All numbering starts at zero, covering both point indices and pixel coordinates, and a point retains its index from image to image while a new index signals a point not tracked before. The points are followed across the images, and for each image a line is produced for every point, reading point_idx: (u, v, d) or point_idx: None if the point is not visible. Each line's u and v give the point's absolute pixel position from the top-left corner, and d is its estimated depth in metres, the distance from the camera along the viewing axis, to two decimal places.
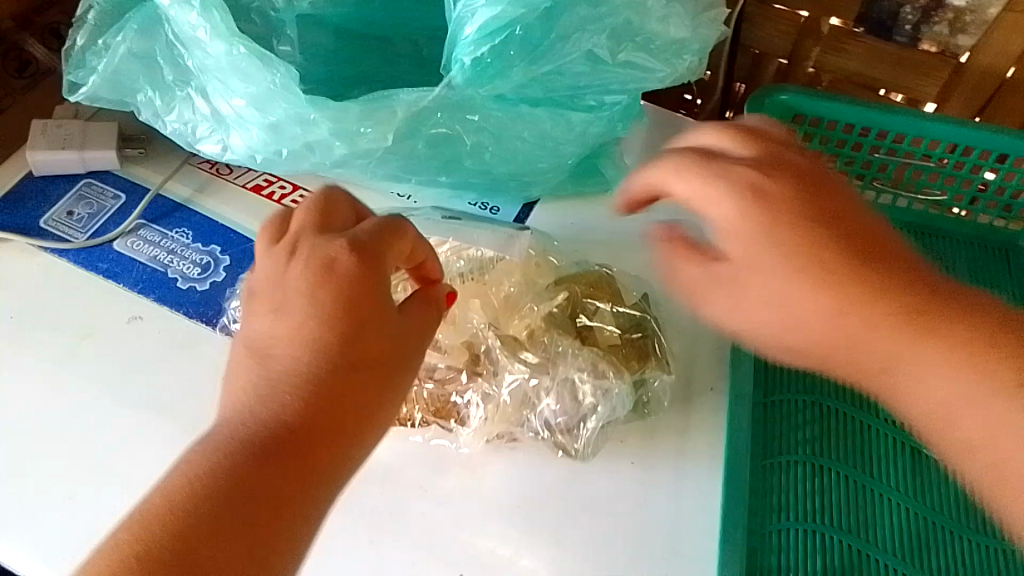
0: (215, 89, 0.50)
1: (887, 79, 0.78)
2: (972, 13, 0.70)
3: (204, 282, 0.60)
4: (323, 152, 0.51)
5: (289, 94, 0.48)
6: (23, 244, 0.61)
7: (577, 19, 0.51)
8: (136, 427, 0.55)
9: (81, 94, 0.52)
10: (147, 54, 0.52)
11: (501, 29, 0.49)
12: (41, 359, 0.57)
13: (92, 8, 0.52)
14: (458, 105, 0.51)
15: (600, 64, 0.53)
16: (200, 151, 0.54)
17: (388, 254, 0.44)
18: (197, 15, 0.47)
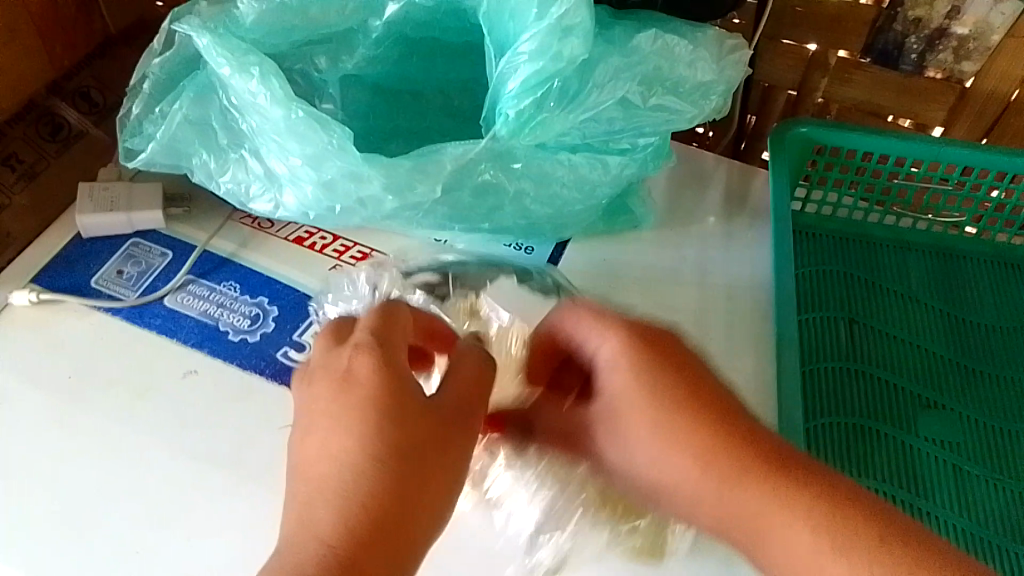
0: (269, 150, 0.53)
1: (894, 106, 0.81)
2: (975, 41, 0.73)
3: (255, 334, 0.63)
4: (374, 207, 0.53)
5: (343, 153, 0.50)
6: (75, 304, 0.63)
7: (612, 68, 0.54)
8: (202, 479, 0.56)
9: (138, 160, 0.55)
10: (200, 119, 0.55)
11: (541, 84, 0.51)
12: (102, 416, 0.58)
13: (146, 78, 0.55)
14: (500, 155, 0.54)
15: (632, 109, 0.55)
16: (251, 211, 0.57)
17: (396, 342, 0.45)
18: (256, 82, 0.51)
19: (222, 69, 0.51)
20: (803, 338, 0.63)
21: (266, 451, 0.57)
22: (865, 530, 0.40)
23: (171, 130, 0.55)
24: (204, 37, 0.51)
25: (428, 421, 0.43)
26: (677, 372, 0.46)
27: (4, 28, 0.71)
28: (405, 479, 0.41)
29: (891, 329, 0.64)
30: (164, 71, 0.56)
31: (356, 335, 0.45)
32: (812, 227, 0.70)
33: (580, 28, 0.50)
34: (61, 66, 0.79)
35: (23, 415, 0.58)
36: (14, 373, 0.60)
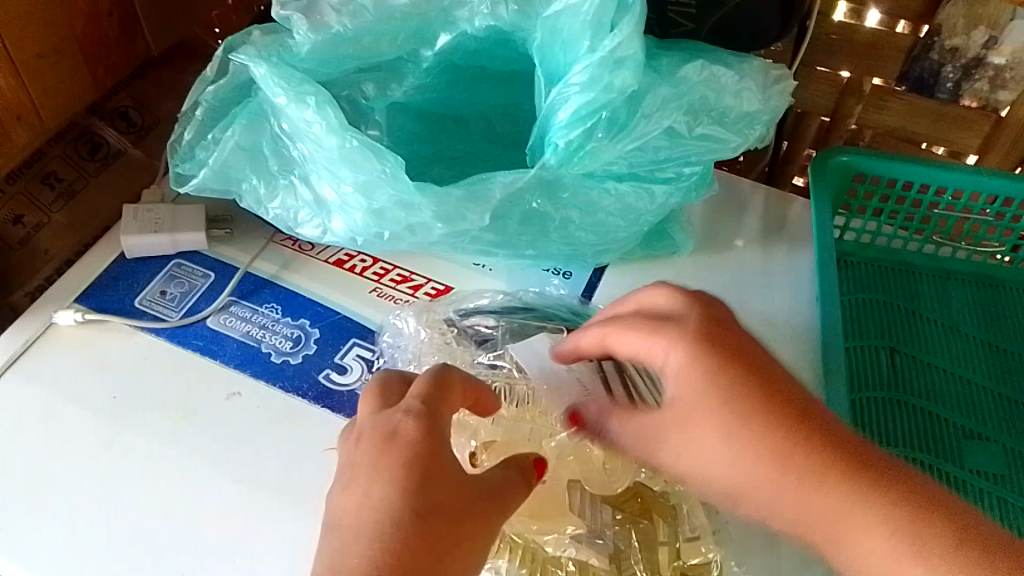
0: (321, 176, 0.56)
1: (927, 132, 0.81)
2: (1012, 71, 0.73)
3: (297, 355, 0.63)
4: (423, 234, 0.56)
5: (395, 182, 0.53)
6: (120, 324, 0.64)
7: (661, 98, 0.55)
8: (247, 500, 0.56)
9: (190, 184, 0.59)
10: (251, 146, 0.58)
11: (591, 115, 0.54)
12: (147, 435, 0.59)
13: (199, 106, 0.59)
14: (548, 184, 0.56)
15: (679, 138, 0.56)
16: (298, 235, 0.60)
17: (443, 410, 0.47)
18: (312, 112, 0.54)
19: (280, 99, 0.55)
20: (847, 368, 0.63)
21: (311, 473, 0.58)
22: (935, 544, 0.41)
23: (223, 157, 0.58)
24: (261, 67, 0.55)
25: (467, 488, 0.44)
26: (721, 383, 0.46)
27: (50, 51, 0.71)
28: (432, 532, 0.42)
29: (932, 358, 0.64)
30: (216, 99, 0.60)
31: (408, 400, 0.46)
32: (852, 254, 0.70)
33: (632, 60, 0.52)
34: (103, 87, 0.80)
35: (68, 436, 0.59)
36: (60, 393, 0.60)
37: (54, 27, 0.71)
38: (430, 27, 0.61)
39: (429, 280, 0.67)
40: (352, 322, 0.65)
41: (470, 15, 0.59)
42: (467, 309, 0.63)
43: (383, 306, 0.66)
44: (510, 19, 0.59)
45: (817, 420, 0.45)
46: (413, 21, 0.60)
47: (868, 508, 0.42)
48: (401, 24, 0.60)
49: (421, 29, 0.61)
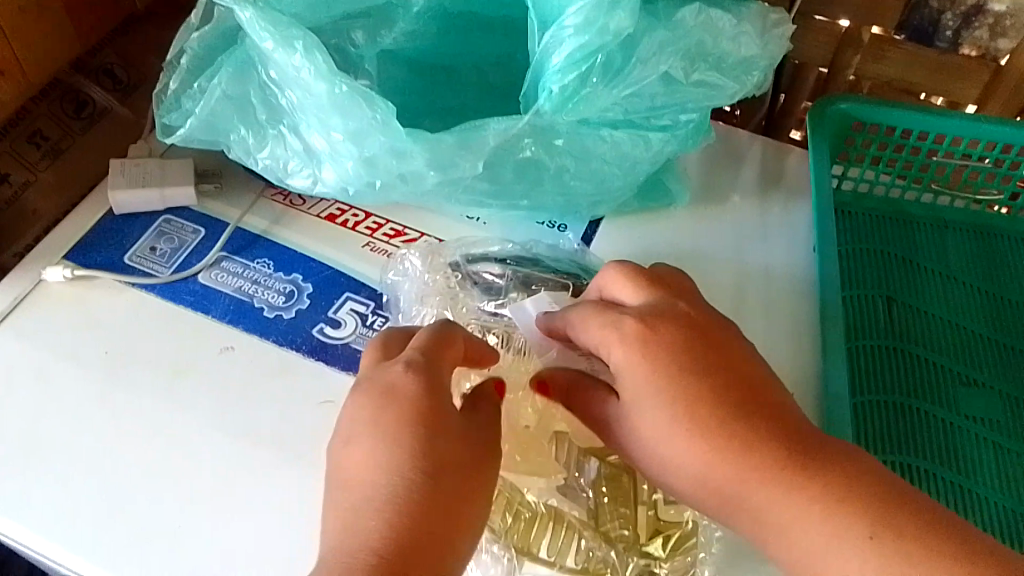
0: (310, 125, 0.55)
1: (926, 83, 0.80)
2: (1012, 18, 0.73)
3: (290, 310, 0.62)
4: (415, 183, 0.56)
5: (387, 130, 0.53)
6: (110, 280, 0.63)
7: (656, 43, 0.54)
8: (243, 455, 0.56)
9: (177, 134, 0.58)
10: (238, 95, 0.58)
11: (585, 59, 0.53)
12: (141, 391, 0.58)
13: (183, 53, 0.58)
14: (543, 131, 0.55)
15: (674, 84, 0.56)
16: (288, 186, 0.59)
17: (443, 363, 0.47)
18: (300, 57, 0.53)
19: (265, 43, 0.53)
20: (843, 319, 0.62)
21: (307, 428, 0.57)
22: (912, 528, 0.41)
23: (210, 106, 0.57)
24: (248, 10, 0.53)
25: (465, 447, 0.44)
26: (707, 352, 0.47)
27: (32, 3, 0.70)
28: (432, 491, 0.42)
29: (927, 306, 0.64)
30: (201, 46, 0.59)
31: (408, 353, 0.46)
32: (848, 203, 0.70)
33: (629, 3, 0.52)
34: (87, 42, 0.78)
35: (60, 394, 0.58)
36: (51, 350, 0.60)
37: None
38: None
39: (422, 234, 0.66)
40: (345, 277, 0.64)
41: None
42: (474, 256, 0.62)
43: (377, 260, 0.65)
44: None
45: (771, 408, 0.46)
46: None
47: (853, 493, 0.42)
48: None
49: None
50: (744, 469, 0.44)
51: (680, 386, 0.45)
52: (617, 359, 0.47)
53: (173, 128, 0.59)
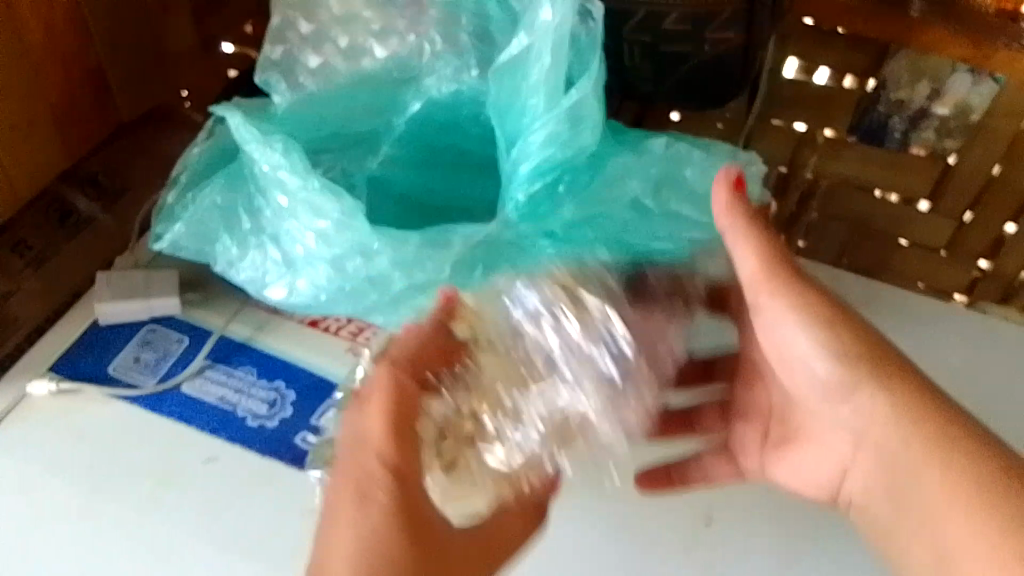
0: (290, 233, 0.61)
1: (881, 180, 0.84)
2: (957, 120, 0.77)
3: (274, 418, 0.63)
4: (383, 287, 0.60)
5: (355, 228, 0.58)
6: (94, 392, 0.64)
7: (622, 165, 0.62)
8: (232, 566, 0.56)
9: (165, 240, 0.63)
10: (228, 206, 0.63)
11: (551, 171, 0.60)
12: (124, 505, 0.59)
13: (185, 168, 0.65)
14: (516, 243, 0.60)
15: (646, 209, 0.62)
16: (266, 297, 0.63)
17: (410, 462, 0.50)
18: (279, 156, 0.60)
19: (248, 144, 0.60)
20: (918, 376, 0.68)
21: (293, 541, 0.58)
22: (992, 499, 0.47)
23: (199, 212, 0.63)
24: (236, 118, 0.61)
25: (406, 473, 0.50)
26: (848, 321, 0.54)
27: (25, 121, 0.73)
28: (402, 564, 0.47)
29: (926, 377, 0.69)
30: (200, 163, 0.65)
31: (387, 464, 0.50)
32: None
33: (590, 118, 0.60)
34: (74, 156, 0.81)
35: (45, 508, 0.58)
36: (38, 463, 0.60)
37: (27, 98, 0.72)
38: (403, 95, 0.68)
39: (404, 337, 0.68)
40: (328, 383, 0.66)
41: (437, 82, 0.67)
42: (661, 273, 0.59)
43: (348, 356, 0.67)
44: (472, 84, 0.67)
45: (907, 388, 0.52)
46: (386, 88, 0.68)
47: (952, 457, 0.50)
48: (373, 92, 0.68)
49: (393, 99, 0.68)
50: (903, 416, 0.52)
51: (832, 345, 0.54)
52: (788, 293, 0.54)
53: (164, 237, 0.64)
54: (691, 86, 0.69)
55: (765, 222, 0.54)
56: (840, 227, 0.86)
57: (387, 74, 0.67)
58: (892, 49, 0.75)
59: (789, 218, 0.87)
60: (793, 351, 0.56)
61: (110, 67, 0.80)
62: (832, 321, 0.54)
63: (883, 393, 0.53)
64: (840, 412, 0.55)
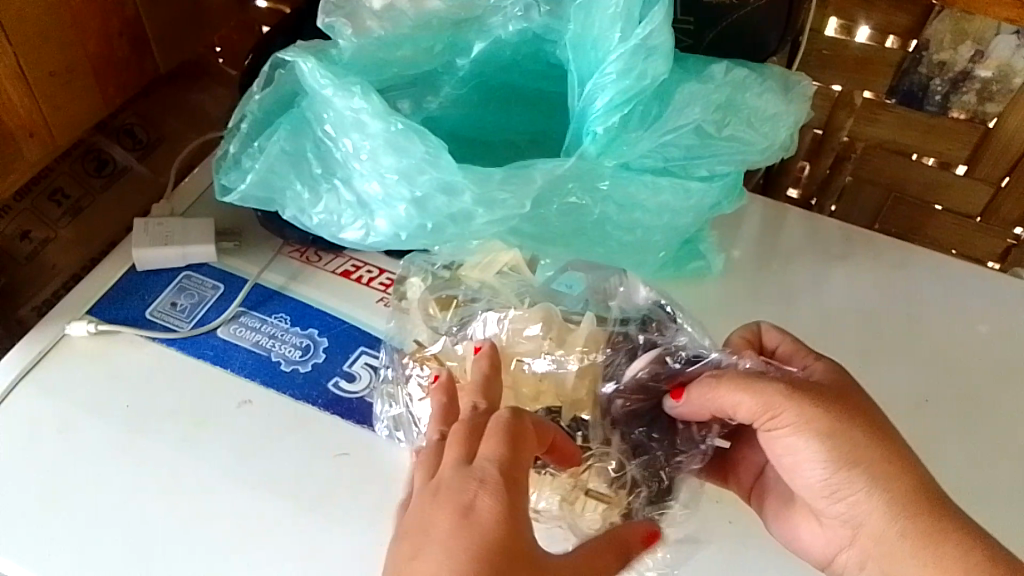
0: (363, 173, 0.62)
1: (918, 145, 0.83)
2: (998, 83, 0.76)
3: (306, 364, 0.64)
4: (464, 223, 0.62)
5: (437, 165, 0.60)
6: (131, 335, 0.65)
7: (691, 92, 0.62)
8: (260, 504, 0.58)
9: (236, 191, 0.65)
10: (296, 151, 0.65)
11: (626, 102, 0.60)
12: (159, 442, 0.60)
13: (245, 119, 0.66)
14: (585, 175, 0.62)
15: (709, 136, 0.63)
16: (342, 240, 0.65)
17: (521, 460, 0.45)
18: (359, 100, 0.61)
19: (327, 89, 0.61)
20: (957, 334, 0.69)
21: (324, 481, 0.59)
22: None
23: (268, 162, 0.64)
24: (309, 63, 0.61)
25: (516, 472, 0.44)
26: (849, 427, 0.50)
27: (62, 68, 0.73)
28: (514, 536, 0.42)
29: (965, 338, 0.69)
30: (260, 110, 0.66)
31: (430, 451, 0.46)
32: (844, 253, 0.73)
33: (663, 48, 0.59)
34: (113, 105, 0.81)
35: (82, 447, 0.59)
36: (75, 404, 0.61)
37: (68, 43, 0.72)
38: (463, 36, 0.68)
39: None
40: (360, 331, 0.67)
41: (503, 21, 0.67)
42: (682, 359, 0.58)
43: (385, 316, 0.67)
44: (542, 21, 0.67)
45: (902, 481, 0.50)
46: (447, 30, 0.67)
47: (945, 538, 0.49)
48: (436, 34, 0.67)
49: (455, 40, 0.68)
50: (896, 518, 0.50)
51: (832, 452, 0.50)
52: (784, 428, 0.51)
53: (230, 187, 0.66)
54: (725, 45, 0.68)
55: (764, 382, 0.51)
56: (873, 190, 0.88)
57: (451, 15, 0.66)
58: (937, 9, 0.73)
59: (823, 179, 0.89)
60: (788, 466, 0.52)
61: (146, 16, 0.80)
62: (837, 444, 0.50)
63: (879, 496, 0.50)
64: (830, 507, 0.52)
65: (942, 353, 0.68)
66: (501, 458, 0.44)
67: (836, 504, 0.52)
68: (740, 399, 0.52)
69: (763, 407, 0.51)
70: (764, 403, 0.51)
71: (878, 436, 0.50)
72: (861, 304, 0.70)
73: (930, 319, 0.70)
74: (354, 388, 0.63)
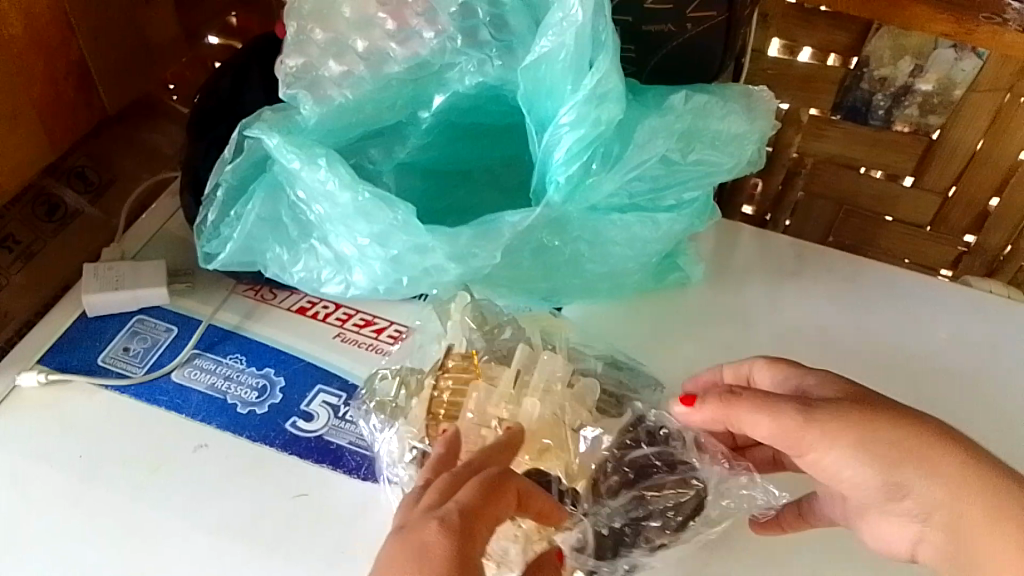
0: (337, 235, 0.63)
1: (866, 159, 0.84)
2: (940, 96, 0.77)
3: (263, 405, 0.64)
4: (438, 276, 0.63)
5: (408, 229, 0.61)
6: (83, 383, 0.64)
7: (648, 129, 0.62)
8: (218, 552, 0.57)
9: (218, 260, 0.66)
10: (271, 217, 0.66)
11: (584, 149, 0.61)
12: (114, 492, 0.59)
13: (220, 186, 0.66)
14: (556, 220, 0.63)
15: (673, 164, 0.64)
16: (323, 294, 0.66)
17: (495, 510, 0.45)
18: (325, 172, 0.61)
19: (294, 164, 0.61)
20: (917, 335, 0.70)
21: (284, 522, 0.58)
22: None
23: (247, 230, 0.65)
24: (274, 139, 0.62)
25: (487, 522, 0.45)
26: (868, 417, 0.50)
27: (7, 114, 0.72)
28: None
29: (922, 343, 0.70)
30: (234, 177, 0.66)
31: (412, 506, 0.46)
32: (797, 270, 0.74)
33: (614, 93, 0.59)
34: (61, 149, 0.80)
35: (34, 500, 0.58)
36: (24, 458, 0.60)
37: (11, 90, 0.72)
38: (426, 93, 0.68)
39: (391, 322, 0.69)
40: (317, 369, 0.66)
41: (459, 76, 0.67)
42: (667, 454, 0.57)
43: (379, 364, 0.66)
44: (496, 74, 0.67)
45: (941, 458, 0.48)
46: (407, 87, 0.67)
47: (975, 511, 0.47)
48: (396, 92, 0.67)
49: (415, 95, 0.68)
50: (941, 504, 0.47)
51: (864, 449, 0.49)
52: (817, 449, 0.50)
53: (213, 255, 0.67)
54: (669, 68, 0.69)
55: (762, 398, 0.51)
56: (826, 203, 0.89)
57: (409, 76, 0.66)
58: (876, 27, 0.74)
59: (775, 195, 0.91)
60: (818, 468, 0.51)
61: (91, 58, 0.80)
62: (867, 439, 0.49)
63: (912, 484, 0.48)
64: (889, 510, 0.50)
65: (902, 356, 0.69)
66: (472, 505, 0.45)
67: (898, 503, 0.49)
68: (757, 419, 0.51)
69: (778, 423, 0.51)
70: (775, 418, 0.51)
71: (893, 421, 0.50)
72: (821, 317, 0.71)
73: (890, 323, 0.71)
74: (311, 427, 0.63)
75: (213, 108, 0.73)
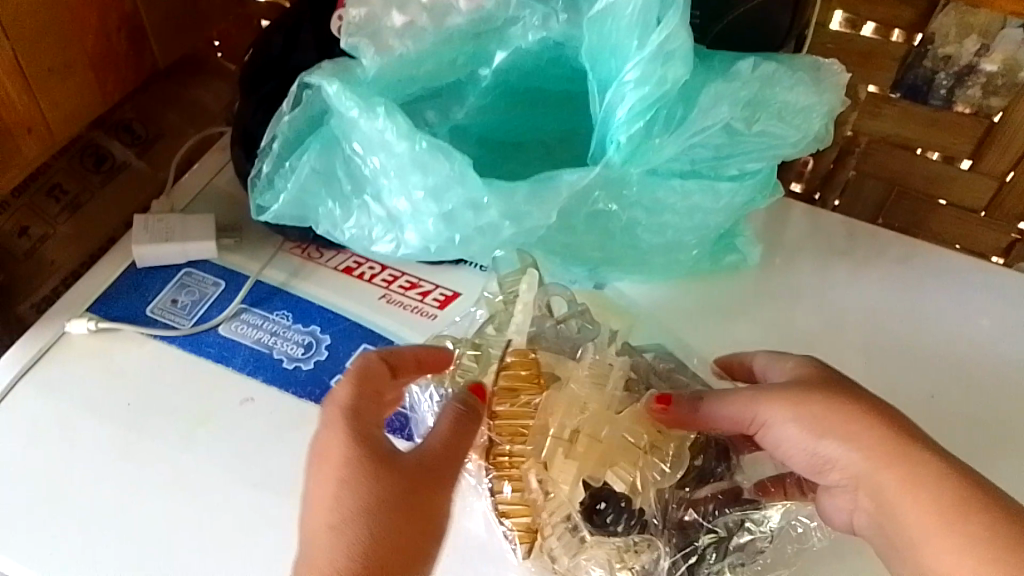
0: (389, 190, 0.63)
1: (922, 139, 0.82)
2: (1004, 77, 0.75)
3: (309, 361, 0.64)
4: (493, 233, 0.62)
5: (463, 182, 0.60)
6: (131, 332, 0.64)
7: (712, 94, 0.61)
8: (263, 507, 0.57)
9: (271, 212, 0.66)
10: (326, 170, 0.65)
11: (647, 109, 0.60)
12: (162, 442, 0.59)
13: (275, 139, 0.65)
14: (613, 181, 0.62)
15: (736, 134, 0.62)
16: (373, 252, 0.67)
17: (372, 390, 0.50)
18: (383, 120, 0.60)
19: (352, 111, 0.61)
20: (969, 324, 0.69)
21: None
22: None
23: (300, 182, 0.65)
24: (334, 85, 0.61)
25: (371, 394, 0.50)
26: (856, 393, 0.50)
27: (60, 62, 0.72)
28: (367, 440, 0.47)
29: (973, 332, 0.68)
30: (290, 130, 0.65)
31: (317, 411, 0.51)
32: (848, 250, 0.72)
33: (680, 52, 0.58)
34: (111, 100, 0.80)
35: (84, 445, 0.59)
36: (73, 404, 0.61)
37: (68, 38, 0.72)
38: (486, 49, 0.68)
39: (437, 285, 0.69)
40: (363, 329, 0.66)
41: (523, 32, 0.66)
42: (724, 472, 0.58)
43: (425, 325, 0.66)
44: (560, 29, 0.66)
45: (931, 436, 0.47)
46: (468, 43, 0.67)
47: None
48: (457, 44, 0.67)
49: (476, 51, 0.68)
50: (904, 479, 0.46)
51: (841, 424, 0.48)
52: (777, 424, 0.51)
53: (266, 207, 0.67)
54: (734, 36, 0.68)
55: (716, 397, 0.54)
56: (877, 184, 0.88)
57: (471, 27, 0.66)
58: (943, 2, 0.72)
59: (825, 174, 0.89)
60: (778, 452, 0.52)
61: (145, 10, 0.80)
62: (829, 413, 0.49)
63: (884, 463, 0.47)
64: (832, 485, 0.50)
65: (950, 343, 0.68)
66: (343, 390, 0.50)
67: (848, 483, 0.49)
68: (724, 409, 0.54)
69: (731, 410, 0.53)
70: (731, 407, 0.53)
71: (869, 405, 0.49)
72: (871, 300, 0.70)
73: (941, 309, 0.69)
74: None
75: (266, 63, 0.72)
